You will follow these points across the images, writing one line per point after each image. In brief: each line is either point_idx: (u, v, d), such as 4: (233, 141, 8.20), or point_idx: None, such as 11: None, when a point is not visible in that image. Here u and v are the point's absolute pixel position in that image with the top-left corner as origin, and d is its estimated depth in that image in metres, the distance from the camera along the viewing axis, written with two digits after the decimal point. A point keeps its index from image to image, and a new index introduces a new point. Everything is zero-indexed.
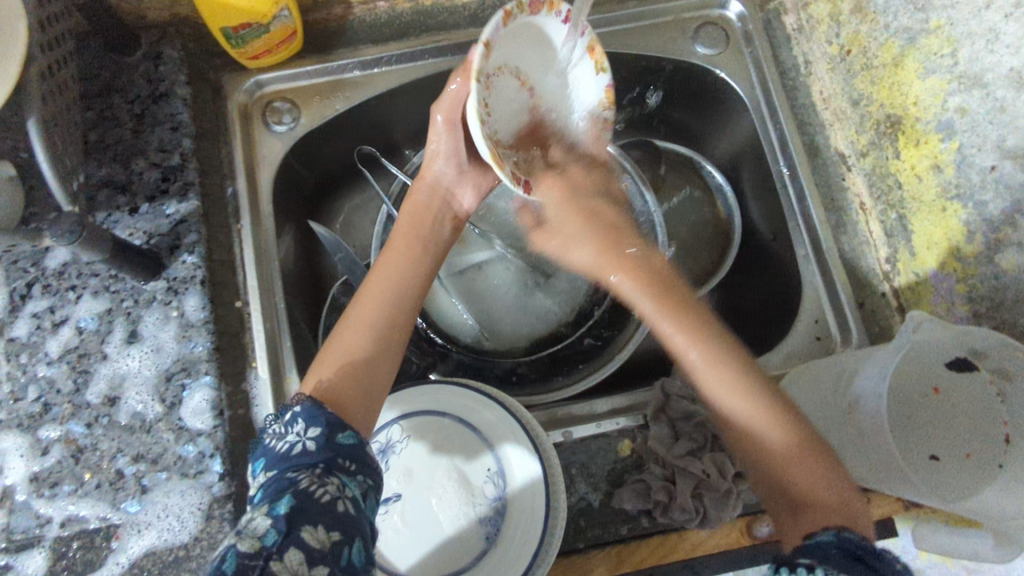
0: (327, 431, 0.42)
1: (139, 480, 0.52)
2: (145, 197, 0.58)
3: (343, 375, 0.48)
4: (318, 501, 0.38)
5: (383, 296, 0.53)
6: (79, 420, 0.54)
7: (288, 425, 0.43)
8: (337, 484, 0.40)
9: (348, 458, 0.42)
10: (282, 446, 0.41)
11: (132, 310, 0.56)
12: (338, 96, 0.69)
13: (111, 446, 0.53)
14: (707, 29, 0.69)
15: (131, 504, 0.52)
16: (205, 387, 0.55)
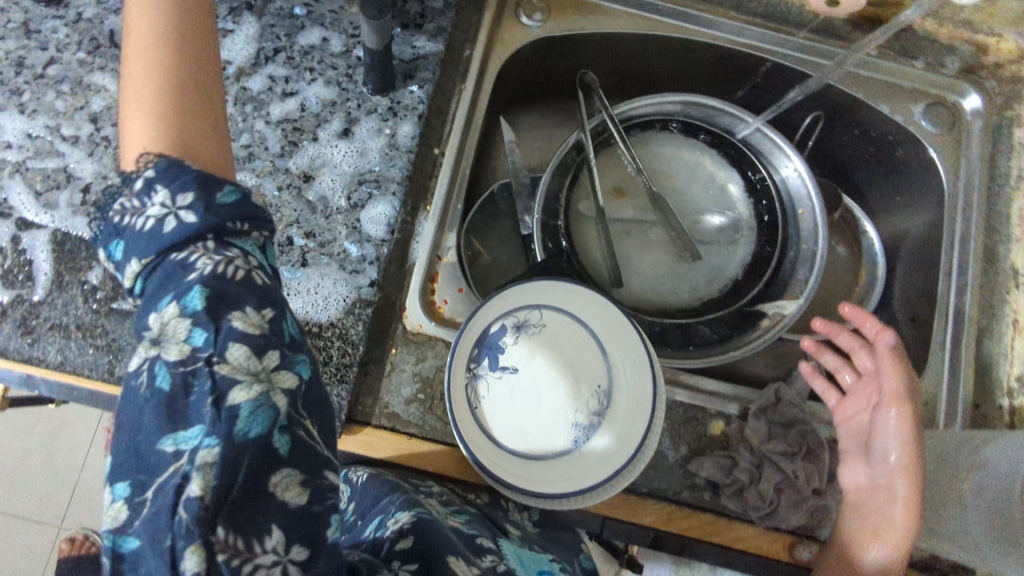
0: (200, 194, 0.39)
1: (172, 274, 0.37)
2: (401, 23, 0.64)
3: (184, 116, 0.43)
4: (232, 281, 0.38)
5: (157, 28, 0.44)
6: (123, 204, 0.40)
7: (145, 199, 0.39)
8: (242, 255, 0.40)
9: (234, 219, 0.40)
10: (141, 222, 0.39)
11: (353, 111, 0.61)
12: (590, 19, 0.72)
13: (151, 235, 0.39)
14: (938, 109, 0.71)
15: (169, 299, 0.36)
16: (388, 202, 0.59)
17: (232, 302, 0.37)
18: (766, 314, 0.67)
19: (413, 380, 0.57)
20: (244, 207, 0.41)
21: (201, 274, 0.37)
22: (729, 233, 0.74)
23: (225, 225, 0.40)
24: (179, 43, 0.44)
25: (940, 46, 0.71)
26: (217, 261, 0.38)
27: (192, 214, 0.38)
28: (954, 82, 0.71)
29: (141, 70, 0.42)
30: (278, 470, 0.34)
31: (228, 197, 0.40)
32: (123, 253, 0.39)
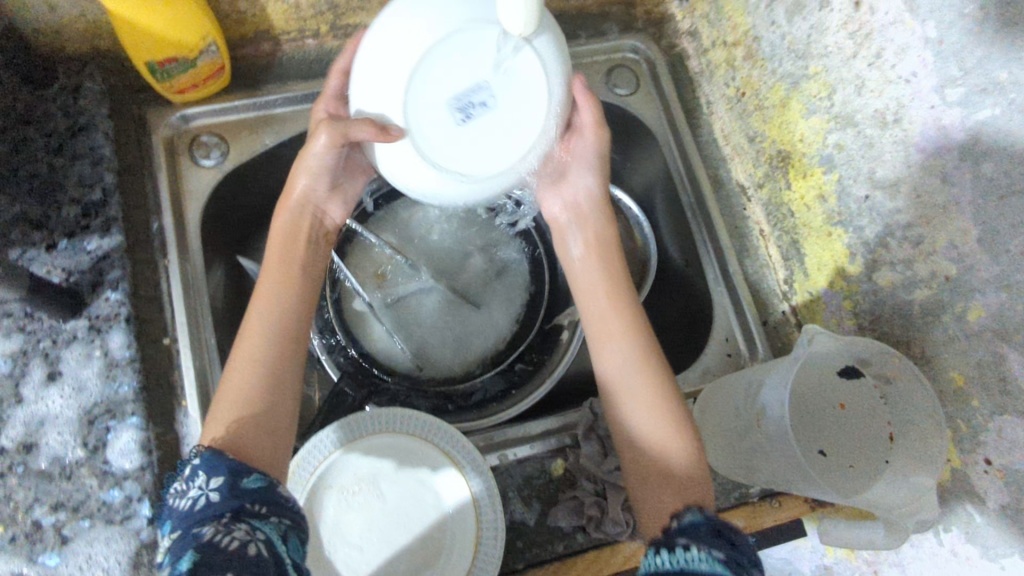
0: (229, 478, 0.43)
1: (182, 545, 0.39)
2: (63, 234, 0.58)
3: (250, 418, 0.48)
4: (223, 549, 0.38)
5: (267, 327, 0.52)
6: (175, 490, 0.44)
7: (188, 481, 0.43)
8: (246, 528, 0.40)
9: (258, 503, 0.42)
10: (185, 503, 0.42)
11: (50, 350, 0.55)
12: (268, 131, 0.71)
13: (184, 512, 0.41)
14: (619, 72, 0.75)
15: (172, 557, 0.38)
16: (130, 427, 0.54)
17: (207, 569, 0.36)
18: (562, 327, 0.70)
19: None
20: (269, 493, 0.43)
21: (198, 544, 0.38)
22: (499, 265, 0.73)
23: (245, 507, 0.41)
24: (286, 282, 0.55)
25: (593, 17, 0.77)
26: (217, 536, 0.38)
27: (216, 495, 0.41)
28: (619, 41, 0.76)
29: (269, 310, 0.53)
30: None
31: (254, 482, 0.43)
32: (168, 528, 0.41)
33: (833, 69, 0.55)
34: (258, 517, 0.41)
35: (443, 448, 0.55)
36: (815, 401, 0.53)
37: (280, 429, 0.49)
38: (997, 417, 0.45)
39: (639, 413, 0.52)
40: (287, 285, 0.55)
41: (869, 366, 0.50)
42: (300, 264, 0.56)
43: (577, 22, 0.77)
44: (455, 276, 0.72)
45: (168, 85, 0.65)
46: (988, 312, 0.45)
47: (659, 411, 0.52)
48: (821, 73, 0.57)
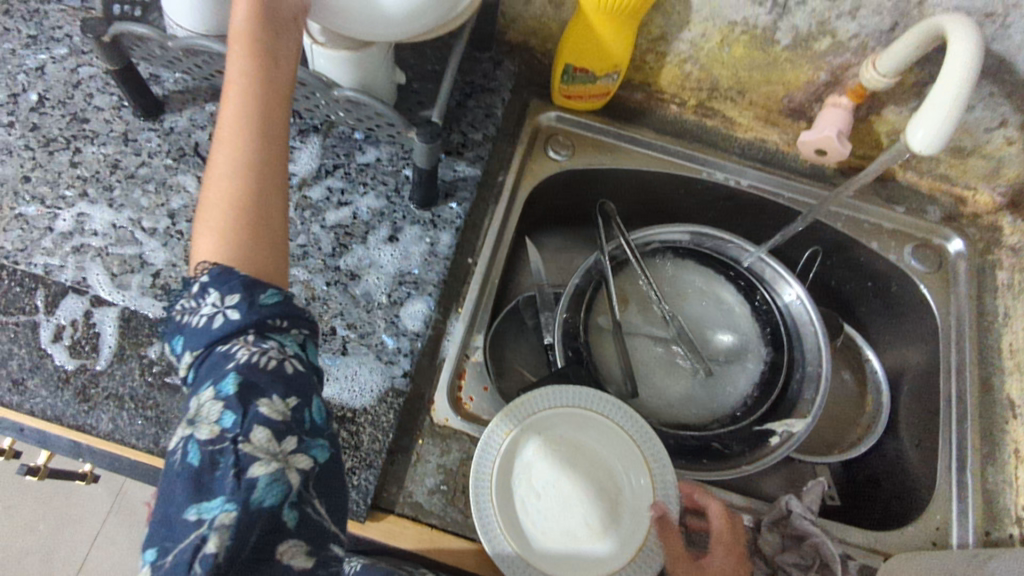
0: (245, 296, 0.46)
1: (218, 361, 0.45)
2: (446, 151, 0.73)
3: (244, 232, 0.47)
4: (264, 370, 0.44)
5: (246, 130, 0.48)
6: (181, 306, 0.48)
7: (200, 297, 0.46)
8: (275, 346, 0.46)
9: (277, 318, 0.47)
10: (201, 319, 0.46)
11: (399, 221, 0.68)
12: (609, 155, 0.82)
13: (204, 330, 0.46)
14: (926, 249, 0.79)
15: (209, 384, 0.44)
16: (424, 301, 0.64)
17: (260, 389, 0.43)
18: (774, 433, 0.70)
19: (437, 472, 0.59)
20: (284, 306, 0.47)
21: (237, 363, 0.44)
22: (737, 351, 0.77)
23: (268, 322, 0.46)
24: (244, 95, 0.48)
25: (921, 196, 0.82)
26: (255, 353, 0.44)
27: (236, 313, 0.45)
28: (937, 227, 0.79)
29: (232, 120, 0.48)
30: (286, 539, 0.41)
31: (272, 297, 0.47)
32: (183, 344, 0.46)
33: None
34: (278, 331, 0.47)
35: (647, 455, 0.59)
36: None
37: (266, 227, 0.49)
38: None
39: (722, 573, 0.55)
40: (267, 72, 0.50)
41: None
42: (268, 62, 0.50)
43: (906, 192, 0.82)
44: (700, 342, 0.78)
45: (564, 89, 0.80)
46: None
47: None
48: None
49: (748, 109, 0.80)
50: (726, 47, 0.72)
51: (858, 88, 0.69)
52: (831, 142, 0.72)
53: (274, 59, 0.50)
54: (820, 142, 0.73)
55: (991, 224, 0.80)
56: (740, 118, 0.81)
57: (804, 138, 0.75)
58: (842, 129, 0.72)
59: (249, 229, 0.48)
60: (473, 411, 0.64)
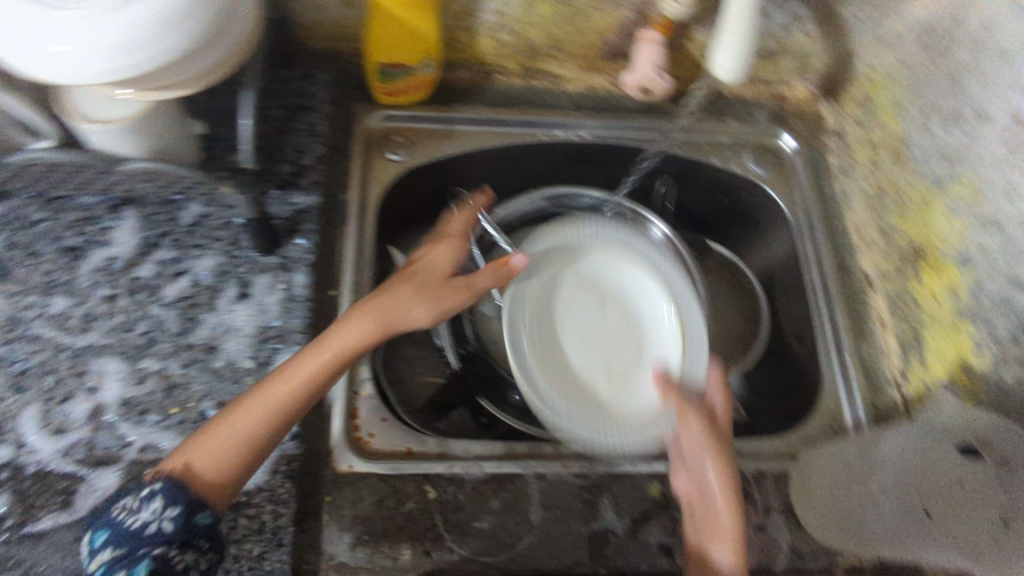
0: (184, 512, 0.47)
1: (132, 552, 0.46)
2: (277, 185, 0.69)
3: (228, 451, 0.50)
4: (173, 569, 0.46)
5: (311, 370, 0.54)
6: (124, 504, 0.48)
7: (142, 503, 0.47)
8: (191, 558, 0.47)
9: (204, 539, 0.47)
10: (132, 522, 0.47)
11: (245, 274, 0.64)
12: (448, 142, 0.81)
13: (133, 532, 0.46)
14: (763, 153, 0.82)
15: (117, 570, 0.45)
16: (295, 352, 0.61)
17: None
18: None
19: (353, 522, 0.57)
20: (213, 528, 0.48)
21: (153, 551, 0.46)
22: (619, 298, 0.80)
23: (194, 541, 0.47)
24: (360, 319, 0.58)
25: (748, 103, 0.84)
26: (169, 550, 0.46)
27: (171, 523, 0.47)
28: (769, 127, 0.83)
29: (302, 364, 0.54)
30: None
31: (204, 518, 0.48)
32: (103, 540, 0.47)
33: (984, 175, 0.60)
34: (196, 551, 0.47)
35: None
36: (940, 484, 0.55)
37: (237, 457, 0.50)
38: None
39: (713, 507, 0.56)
40: (369, 326, 0.58)
41: (990, 448, 0.52)
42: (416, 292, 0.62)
43: (734, 103, 0.84)
44: (613, 293, 0.77)
45: (384, 87, 0.76)
46: None
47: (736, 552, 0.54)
48: (973, 177, 0.61)
49: (570, 61, 0.80)
50: (535, 8, 0.73)
51: (664, 21, 0.70)
52: (656, 81, 0.75)
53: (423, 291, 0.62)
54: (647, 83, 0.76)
55: (813, 114, 0.84)
56: (566, 71, 0.82)
57: (627, 80, 0.77)
58: (661, 65, 0.74)
59: (242, 455, 0.51)
60: (377, 448, 0.62)
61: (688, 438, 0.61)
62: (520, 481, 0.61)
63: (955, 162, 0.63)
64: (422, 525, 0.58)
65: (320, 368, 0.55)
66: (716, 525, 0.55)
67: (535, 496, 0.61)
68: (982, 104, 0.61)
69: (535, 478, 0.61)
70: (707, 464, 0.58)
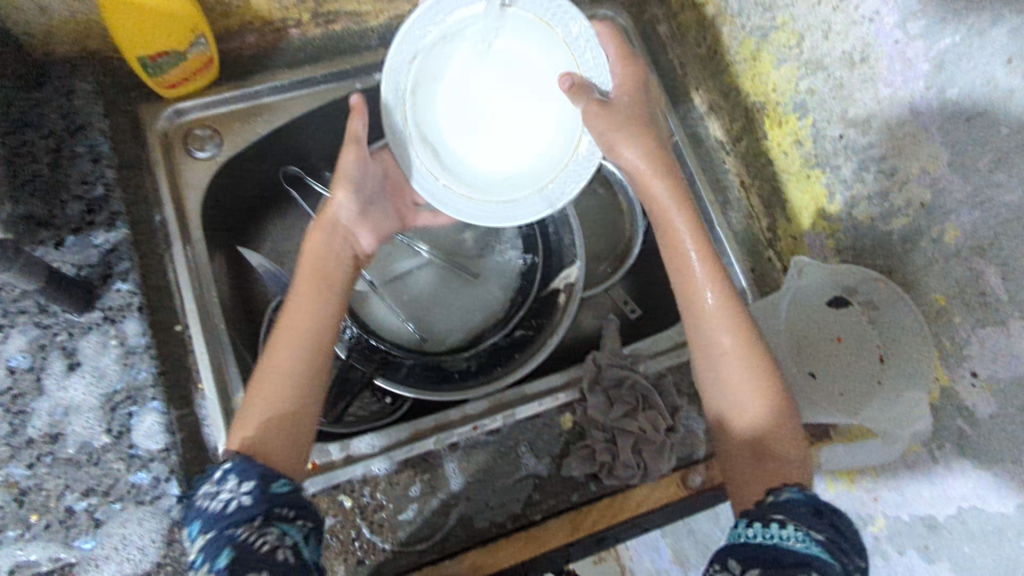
0: (260, 482, 0.43)
1: (217, 541, 0.40)
2: (70, 230, 0.59)
3: (269, 425, 0.48)
4: (258, 552, 0.39)
5: (300, 330, 0.52)
6: (202, 492, 0.44)
7: (220, 483, 0.43)
8: (277, 532, 0.41)
9: (284, 507, 0.43)
10: (215, 503, 0.42)
11: (68, 342, 0.56)
12: (260, 119, 0.72)
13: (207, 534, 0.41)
14: None
15: (204, 562, 0.39)
16: (153, 411, 0.56)
17: (251, 563, 0.38)
18: (559, 290, 0.71)
19: None
20: (295, 497, 0.44)
21: (233, 537, 0.39)
22: (490, 233, 0.76)
23: (275, 511, 0.42)
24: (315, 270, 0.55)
25: None
26: (253, 534, 0.40)
27: (250, 495, 0.42)
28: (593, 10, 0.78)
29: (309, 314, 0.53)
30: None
31: (282, 486, 0.44)
32: (196, 529, 0.41)
33: (800, 18, 0.57)
34: (286, 521, 0.42)
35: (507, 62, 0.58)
36: (817, 340, 0.59)
37: (298, 427, 0.49)
38: (980, 329, 0.47)
39: (716, 380, 0.51)
40: (303, 341, 0.52)
41: (856, 295, 0.56)
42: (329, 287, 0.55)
43: None
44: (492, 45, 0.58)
45: (160, 79, 0.66)
46: (964, 231, 0.48)
47: (756, 397, 0.50)
48: (789, 22, 0.59)
49: None
50: None
51: None
52: None
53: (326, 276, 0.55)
54: None
55: None
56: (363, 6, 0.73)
57: None
58: None
59: (280, 425, 0.49)
60: None
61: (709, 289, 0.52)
62: (431, 458, 0.59)
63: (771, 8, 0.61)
64: (345, 536, 0.56)
65: (315, 335, 0.52)
66: (701, 323, 0.52)
67: (453, 468, 0.59)
68: None
69: (447, 450, 0.59)
70: (707, 294, 0.52)
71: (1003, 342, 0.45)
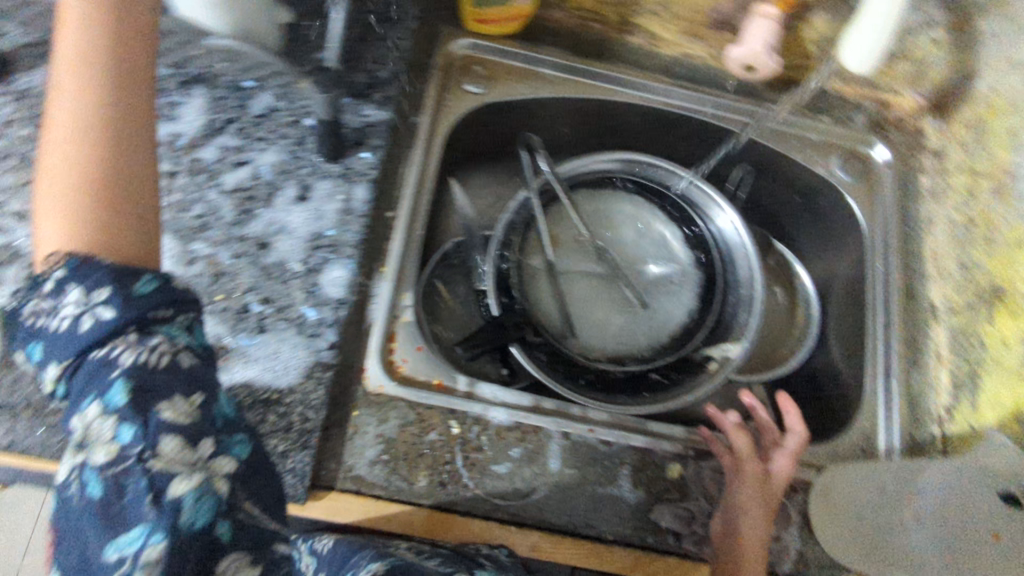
0: (116, 287, 0.41)
1: (99, 372, 0.40)
2: (350, 93, 0.67)
3: (82, 224, 0.42)
4: (157, 371, 0.41)
5: (68, 113, 0.43)
6: (32, 308, 0.42)
7: (59, 297, 0.41)
8: (166, 337, 0.43)
9: (161, 306, 0.43)
10: (61, 323, 0.41)
11: (306, 178, 0.63)
12: (527, 83, 0.77)
13: (68, 336, 0.41)
14: (852, 160, 0.78)
15: (91, 393, 0.40)
16: (343, 266, 0.60)
17: (158, 393, 0.40)
18: (712, 359, 0.71)
19: (377, 441, 0.57)
20: (166, 292, 0.43)
21: (125, 369, 0.40)
22: (671, 278, 0.77)
23: (150, 316, 0.42)
24: (102, 45, 0.44)
25: (848, 104, 0.80)
26: (143, 353, 0.41)
27: (109, 309, 0.41)
28: (863, 134, 0.79)
29: (75, 91, 0.43)
30: (226, 556, 0.41)
31: (147, 285, 0.42)
32: (43, 355, 0.41)
33: None
34: (165, 323, 0.43)
35: None
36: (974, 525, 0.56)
37: (140, 222, 0.45)
38: None
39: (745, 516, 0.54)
40: (84, 64, 0.44)
41: None
42: (94, 61, 0.44)
43: (834, 101, 0.80)
44: None
45: (476, 11, 0.73)
46: None
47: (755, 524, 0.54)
48: None
49: (674, 22, 0.75)
50: None
51: None
52: (760, 57, 0.70)
53: (99, 26, 0.45)
54: (749, 58, 0.71)
55: (914, 128, 0.79)
56: (666, 33, 0.77)
57: (732, 55, 0.73)
58: (769, 41, 0.70)
59: (115, 230, 0.43)
60: (408, 373, 0.61)
61: (742, 448, 0.60)
62: (541, 434, 0.60)
63: None
64: (440, 456, 0.57)
65: (98, 97, 0.44)
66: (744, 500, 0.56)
67: (555, 450, 0.59)
68: None
69: (559, 435, 0.60)
70: (738, 439, 0.61)
71: None
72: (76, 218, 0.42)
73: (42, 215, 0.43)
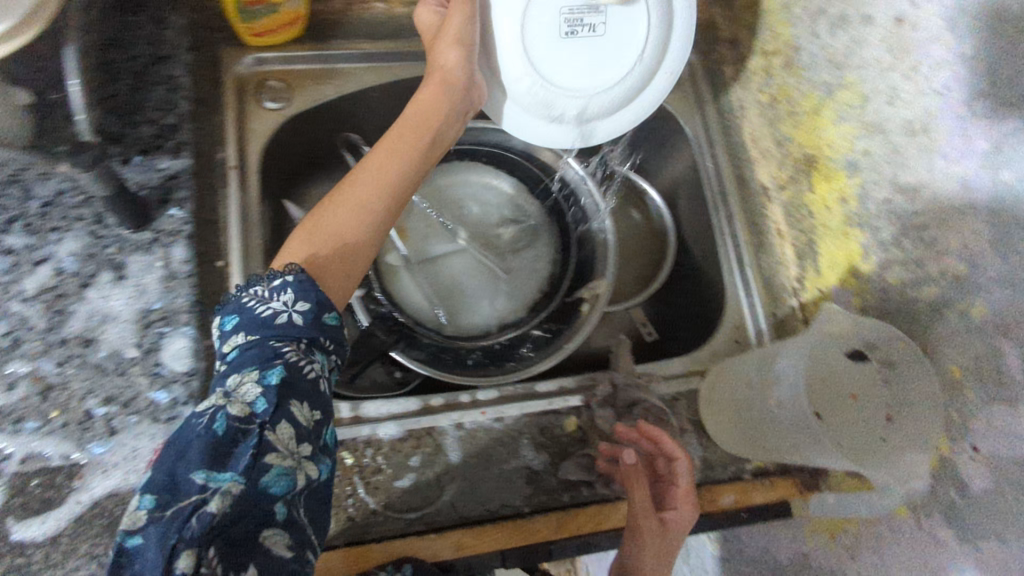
0: (314, 308, 0.46)
1: (265, 356, 0.43)
2: (138, 150, 0.61)
3: (337, 252, 0.50)
4: (305, 378, 0.43)
5: (369, 176, 0.53)
6: (252, 290, 0.47)
7: (275, 292, 0.46)
8: (318, 363, 0.45)
9: (328, 339, 0.47)
10: (264, 311, 0.45)
11: (114, 257, 0.58)
12: (331, 82, 0.75)
13: (264, 321, 0.45)
14: None
15: (252, 367, 0.42)
16: (184, 335, 0.57)
17: (300, 392, 0.43)
18: (584, 300, 0.72)
19: None
20: (337, 330, 0.48)
21: (286, 363, 0.43)
22: (524, 235, 0.78)
23: (320, 340, 0.46)
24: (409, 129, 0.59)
25: None
26: (305, 361, 0.44)
27: (302, 318, 0.45)
28: None
29: (380, 164, 0.54)
30: (272, 528, 0.37)
31: (331, 319, 0.48)
32: (235, 327, 0.45)
33: (869, 80, 0.60)
34: (325, 351, 0.46)
35: None
36: (831, 391, 0.58)
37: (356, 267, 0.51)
38: (988, 405, 0.49)
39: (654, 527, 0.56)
40: (412, 128, 0.59)
41: (877, 350, 0.54)
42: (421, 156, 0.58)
43: None
44: None
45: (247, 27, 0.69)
46: (990, 308, 0.49)
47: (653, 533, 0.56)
48: (859, 83, 0.61)
49: None
50: None
51: None
52: None
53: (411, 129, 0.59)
54: None
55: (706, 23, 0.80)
56: None
57: None
58: None
59: (344, 265, 0.50)
60: None
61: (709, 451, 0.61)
62: (435, 433, 0.60)
63: (843, 65, 0.63)
64: (340, 492, 0.56)
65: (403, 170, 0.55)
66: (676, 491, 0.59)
67: (452, 443, 0.60)
68: (867, 7, 0.60)
69: (453, 427, 0.61)
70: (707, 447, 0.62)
71: (1008, 420, 0.47)
72: (335, 255, 0.49)
73: (303, 244, 0.49)
